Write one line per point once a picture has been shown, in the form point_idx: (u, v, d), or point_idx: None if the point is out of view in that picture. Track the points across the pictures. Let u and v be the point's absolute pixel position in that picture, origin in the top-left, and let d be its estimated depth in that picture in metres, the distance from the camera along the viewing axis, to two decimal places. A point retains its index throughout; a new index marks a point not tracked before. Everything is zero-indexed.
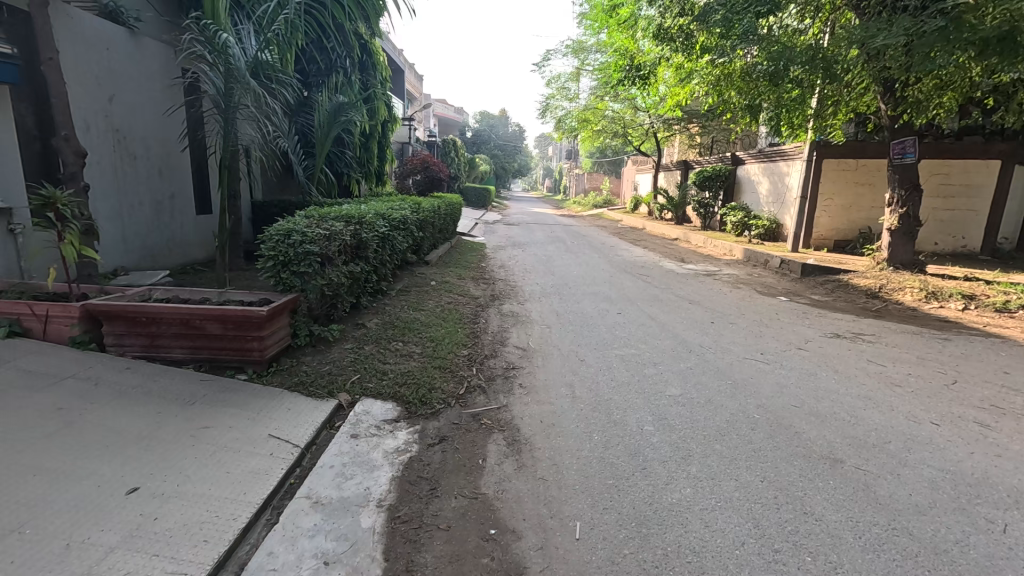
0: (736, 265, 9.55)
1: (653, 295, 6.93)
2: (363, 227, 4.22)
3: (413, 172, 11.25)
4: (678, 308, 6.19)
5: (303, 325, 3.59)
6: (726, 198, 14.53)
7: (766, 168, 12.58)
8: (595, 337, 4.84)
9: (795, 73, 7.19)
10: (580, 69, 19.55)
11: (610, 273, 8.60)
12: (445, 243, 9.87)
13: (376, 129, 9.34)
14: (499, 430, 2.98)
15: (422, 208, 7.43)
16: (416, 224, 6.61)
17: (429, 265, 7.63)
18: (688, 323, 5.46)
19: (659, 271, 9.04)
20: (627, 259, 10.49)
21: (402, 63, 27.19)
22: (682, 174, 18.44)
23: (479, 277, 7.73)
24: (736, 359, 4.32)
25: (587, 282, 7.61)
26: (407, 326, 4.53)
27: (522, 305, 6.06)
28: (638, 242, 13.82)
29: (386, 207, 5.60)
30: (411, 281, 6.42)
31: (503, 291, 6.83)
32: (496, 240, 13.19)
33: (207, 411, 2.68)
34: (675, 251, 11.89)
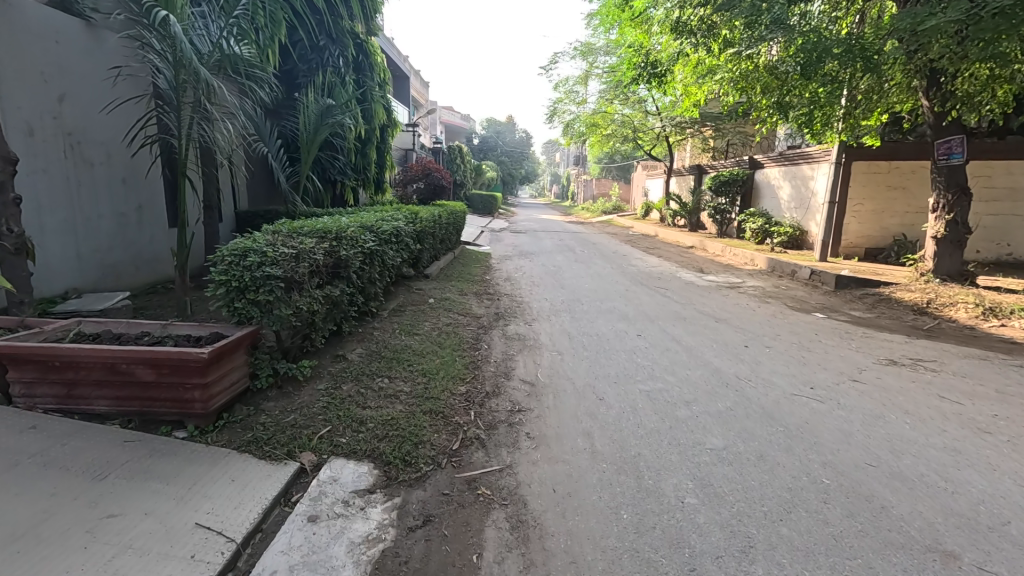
0: (760, 276, 8.87)
1: (675, 312, 6.28)
2: (342, 243, 3.62)
3: (415, 178, 10.64)
4: (705, 328, 5.53)
5: (265, 364, 2.99)
6: (744, 204, 13.83)
7: (788, 172, 11.88)
8: (614, 366, 4.20)
9: (830, 67, 6.56)
10: (589, 71, 18.98)
11: (625, 286, 7.95)
12: (448, 254, 9.28)
13: (373, 133, 8.81)
14: (500, 505, 2.34)
15: (421, 218, 6.84)
16: (412, 236, 6.02)
17: (429, 280, 7.03)
18: (719, 347, 4.80)
19: (678, 284, 8.38)
20: (641, 269, 9.86)
21: (407, 68, 26.84)
22: (696, 179, 17.76)
23: (483, 292, 7.10)
24: (783, 396, 3.66)
25: (601, 298, 6.97)
26: (396, 357, 3.91)
27: (530, 326, 5.43)
28: (652, 251, 13.17)
29: (376, 218, 5.01)
30: (408, 300, 5.81)
31: (509, 309, 6.20)
32: (503, 249, 12.59)
33: (122, 489, 2.08)
34: (692, 260, 11.21)
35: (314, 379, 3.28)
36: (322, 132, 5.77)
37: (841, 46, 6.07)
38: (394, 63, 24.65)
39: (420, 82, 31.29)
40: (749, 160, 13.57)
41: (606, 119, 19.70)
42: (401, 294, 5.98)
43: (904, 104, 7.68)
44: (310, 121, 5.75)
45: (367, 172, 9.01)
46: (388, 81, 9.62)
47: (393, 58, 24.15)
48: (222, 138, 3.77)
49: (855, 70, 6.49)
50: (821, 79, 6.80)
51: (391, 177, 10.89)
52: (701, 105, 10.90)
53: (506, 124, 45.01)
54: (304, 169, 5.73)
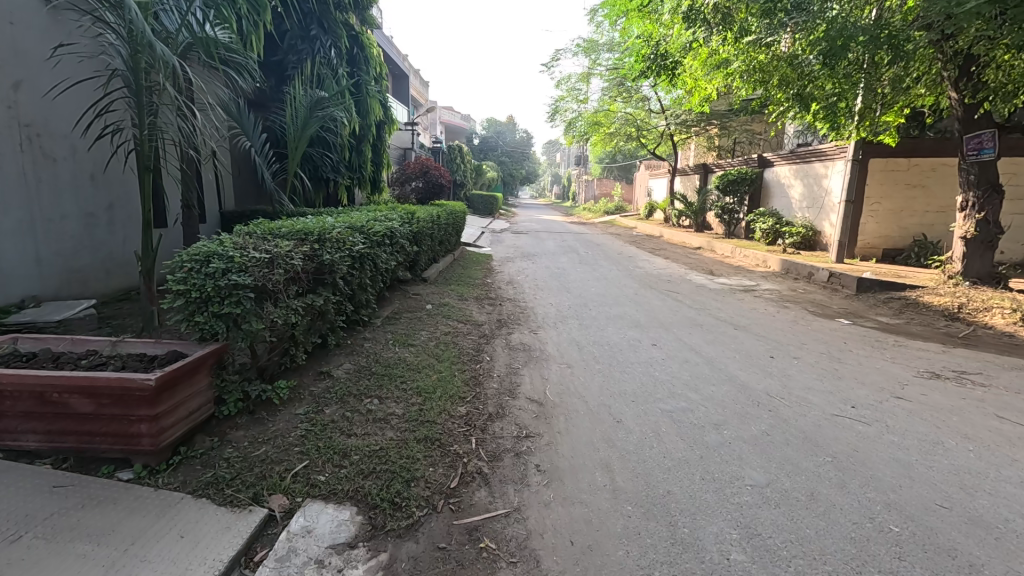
0: (774, 279, 8.47)
1: (690, 318, 5.88)
2: (325, 246, 3.21)
3: (412, 177, 10.18)
4: (724, 337, 5.12)
5: (234, 387, 2.58)
6: (752, 203, 13.42)
7: (799, 170, 11.48)
8: (629, 381, 3.79)
9: (855, 55, 6.19)
10: (591, 69, 18.60)
11: (634, 290, 7.56)
12: (447, 256, 8.89)
13: (368, 129, 8.42)
14: (508, 564, 1.93)
15: (418, 218, 6.43)
16: (408, 238, 5.61)
17: (427, 284, 6.62)
18: (742, 359, 4.40)
19: (688, 287, 7.98)
20: (649, 272, 9.46)
21: (407, 67, 26.48)
22: (701, 178, 17.34)
23: (484, 297, 6.70)
24: (823, 417, 3.25)
25: (610, 303, 6.57)
26: (388, 373, 3.51)
27: (535, 335, 5.02)
28: (658, 252, 12.79)
29: (367, 219, 4.61)
30: (403, 306, 5.40)
31: (512, 315, 5.80)
32: (504, 251, 12.18)
33: (40, 556, 1.68)
34: (701, 262, 10.80)
35: (293, 403, 2.87)
36: (311, 127, 5.37)
37: (867, 31, 5.72)
38: (393, 62, 24.30)
39: (420, 81, 30.93)
40: (758, 158, 13.16)
41: (609, 118, 19.31)
42: (397, 301, 5.57)
43: (935, 90, 7.33)
44: (298, 115, 5.35)
45: (362, 170, 8.62)
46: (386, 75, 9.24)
47: (393, 57, 23.79)
48: (192, 130, 3.36)
49: (883, 54, 6.12)
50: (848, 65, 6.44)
51: (389, 175, 10.50)
52: (713, 100, 10.54)
53: (506, 124, 44.61)
54: (291, 167, 5.32)
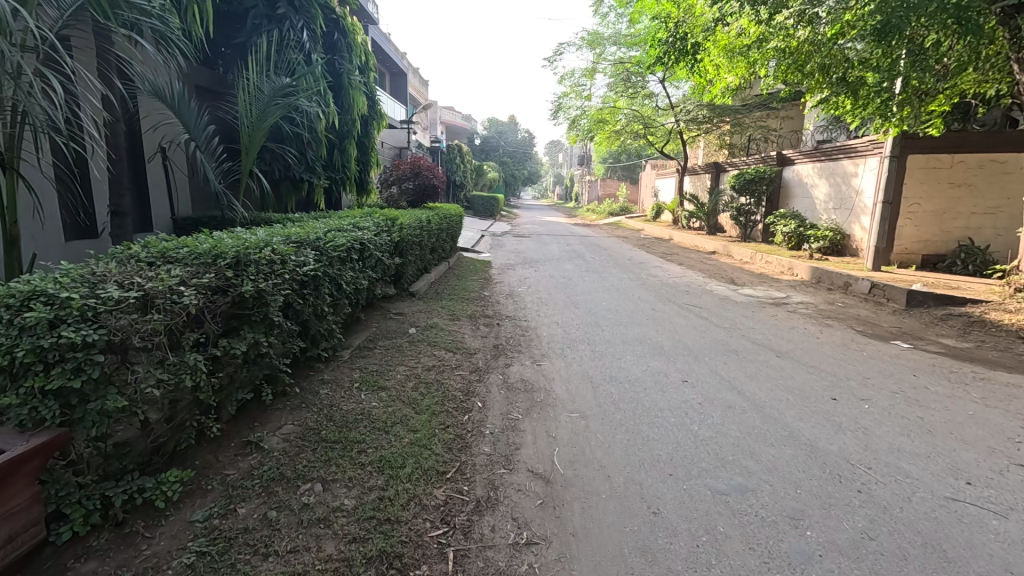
0: (805, 290, 7.58)
1: (721, 342, 4.99)
2: (245, 274, 2.35)
3: (404, 178, 9.20)
4: (767, 369, 4.22)
5: (89, 491, 1.72)
6: (772, 204, 12.50)
7: (825, 169, 10.57)
8: (662, 442, 2.90)
9: (914, 26, 5.34)
10: (596, 64, 17.67)
11: (650, 303, 6.67)
12: (441, 266, 8.03)
13: (350, 124, 7.58)
14: None
15: (402, 221, 5.57)
16: (388, 248, 4.74)
17: (413, 301, 5.76)
18: (799, 402, 3.51)
19: (711, 300, 7.09)
20: (664, 281, 8.57)
21: (405, 65, 25.69)
22: (712, 177, 16.40)
23: (480, 314, 5.83)
24: (933, 501, 2.37)
25: (624, 321, 5.68)
26: (344, 438, 2.62)
27: (538, 367, 4.13)
28: (671, 257, 11.91)
29: (330, 227, 3.76)
30: (382, 332, 4.53)
31: (511, 339, 4.91)
32: (505, 257, 11.28)
33: None
34: (719, 269, 9.90)
35: (190, 503, 2.00)
36: (271, 118, 4.50)
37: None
38: (391, 60, 23.52)
39: (419, 80, 30.11)
40: (777, 155, 12.24)
41: (615, 115, 18.39)
42: (377, 324, 4.69)
43: (999, 75, 6.54)
44: (254, 103, 4.47)
45: (346, 169, 7.79)
46: (370, 66, 8.39)
47: (391, 54, 22.98)
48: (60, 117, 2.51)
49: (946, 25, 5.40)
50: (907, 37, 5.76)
51: (378, 176, 9.63)
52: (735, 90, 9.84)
53: (508, 124, 43.70)
54: (246, 164, 4.46)
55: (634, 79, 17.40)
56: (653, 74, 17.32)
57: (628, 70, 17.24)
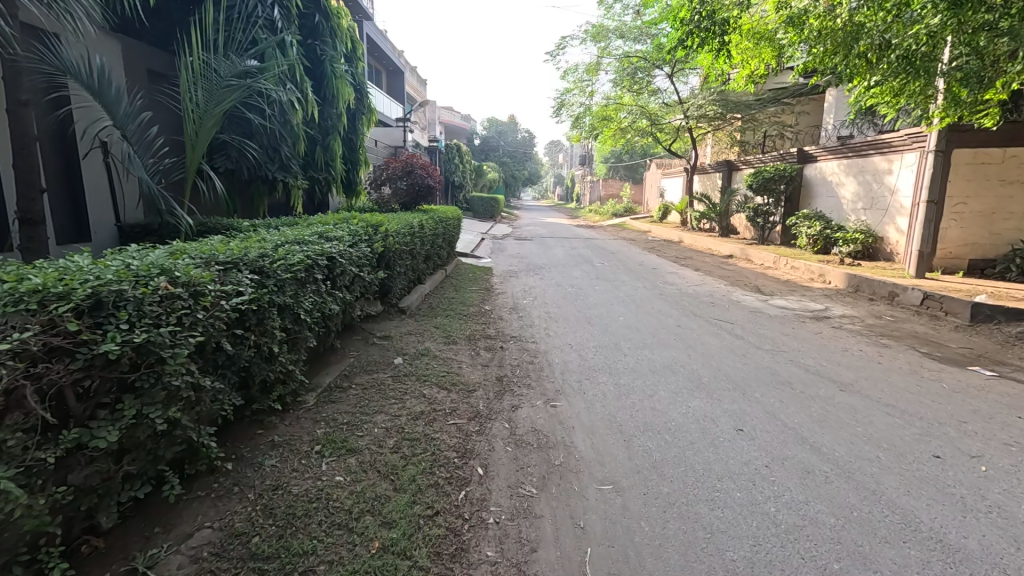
0: (844, 301, 6.77)
1: (769, 370, 4.17)
2: (113, 322, 1.55)
3: (397, 177, 8.37)
4: (836, 410, 3.42)
5: None
6: (792, 204, 11.70)
7: (854, 166, 9.77)
8: (732, 538, 2.10)
9: None
10: (600, 58, 16.86)
11: (672, 319, 5.87)
12: (436, 275, 7.23)
13: (335, 118, 6.82)
14: None
15: (388, 226, 4.76)
16: (369, 260, 3.93)
17: (402, 321, 4.95)
18: (895, 464, 2.70)
19: (740, 314, 6.29)
20: (683, 290, 7.76)
21: (402, 63, 24.88)
22: (724, 176, 15.59)
23: (479, 334, 5.03)
24: None
25: (647, 342, 4.88)
26: (283, 550, 1.81)
27: (553, 411, 3.32)
28: (684, 261, 11.10)
29: (289, 238, 2.97)
30: (362, 364, 3.73)
31: (517, 369, 4.11)
32: (506, 263, 10.48)
33: None
34: (740, 275, 9.09)
35: None
36: (224, 102, 3.68)
37: None
38: (387, 57, 22.74)
39: (416, 79, 29.33)
40: (798, 152, 11.43)
41: (620, 111, 17.65)
42: (357, 354, 3.90)
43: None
44: (202, 85, 3.66)
45: (330, 168, 7.00)
46: (358, 55, 7.63)
47: (387, 51, 22.18)
48: None
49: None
50: (945, 28, 5.42)
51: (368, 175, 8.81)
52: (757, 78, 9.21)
53: (508, 123, 42.91)
54: (191, 160, 3.65)
55: (641, 74, 16.63)
56: (661, 68, 16.54)
57: (634, 64, 16.46)
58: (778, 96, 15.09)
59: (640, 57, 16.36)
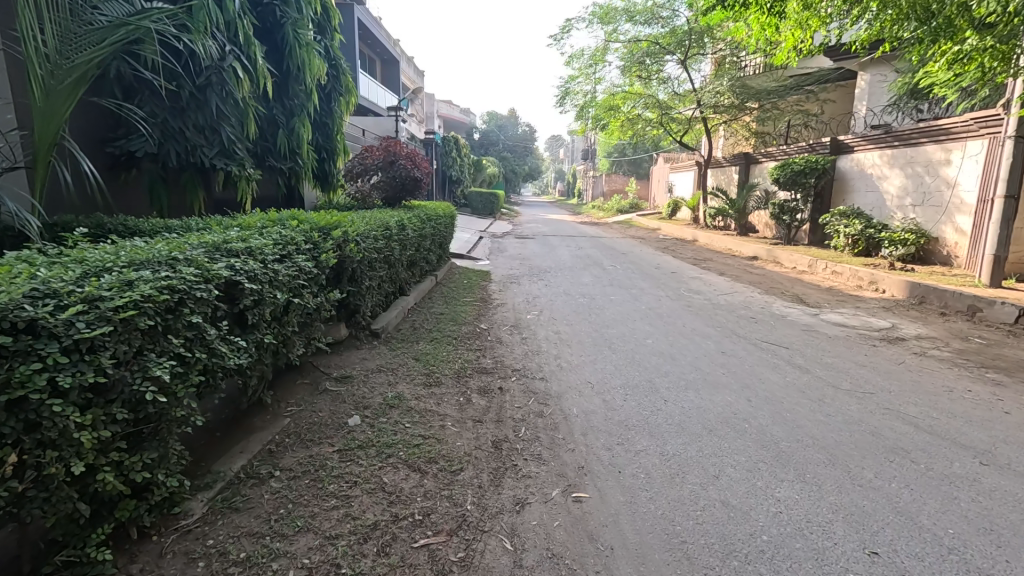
0: (912, 317, 5.64)
1: (865, 427, 3.05)
2: None
3: (375, 166, 7.16)
4: (998, 504, 2.30)
5: None
6: (823, 200, 10.56)
7: (900, 157, 8.73)
8: None
9: None
10: (607, 43, 15.69)
11: (712, 341, 4.73)
12: (424, 284, 6.08)
13: (301, 97, 5.72)
14: None
15: (350, 228, 3.63)
16: (314, 276, 2.79)
17: (371, 353, 3.81)
18: None
19: (791, 333, 5.16)
20: (712, 300, 6.62)
21: (397, 52, 23.70)
22: (741, 170, 14.42)
23: (470, 366, 3.89)
24: None
25: (689, 380, 3.74)
26: None
27: (578, 514, 2.20)
28: (705, 263, 9.96)
29: (154, 254, 1.87)
30: (301, 429, 2.61)
31: (521, 427, 2.98)
32: (506, 265, 9.32)
33: None
34: (774, 282, 7.94)
35: None
36: (89, 53, 2.77)
37: None
38: (381, 44, 21.54)
39: (413, 70, 28.23)
40: (830, 142, 10.31)
41: (627, 101, 16.51)
42: (296, 412, 2.77)
43: None
44: (54, 27, 2.71)
45: (297, 157, 5.91)
46: (334, 24, 6.50)
47: (382, 38, 21.06)
48: None
49: None
50: None
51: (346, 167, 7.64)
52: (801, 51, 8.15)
53: (508, 117, 41.69)
54: (41, 138, 2.71)
55: (651, 61, 15.51)
56: (672, 54, 15.42)
57: (643, 49, 15.33)
58: (800, 83, 13.95)
59: (651, 42, 15.22)
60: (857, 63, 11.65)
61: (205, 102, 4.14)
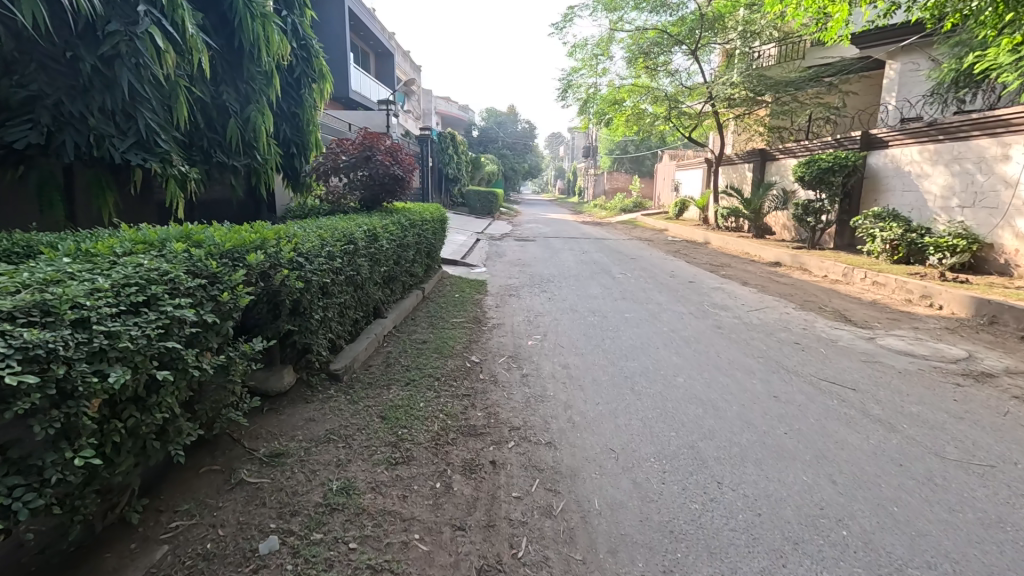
0: (990, 343, 4.70)
1: (1014, 534, 2.12)
2: None
3: (348, 165, 6.10)
4: None
5: None
6: (851, 200, 9.62)
7: (945, 152, 7.81)
8: None
9: None
10: (613, 32, 14.74)
11: (757, 380, 3.81)
12: (406, 304, 5.15)
13: (257, 79, 4.80)
14: None
15: (289, 243, 2.69)
16: (205, 327, 1.84)
17: (321, 410, 2.90)
18: None
19: (849, 365, 4.23)
20: (742, 318, 5.70)
21: (392, 45, 22.83)
22: (755, 168, 13.47)
23: (451, 423, 2.97)
24: None
25: (741, 448, 2.81)
26: None
27: None
28: (724, 270, 9.03)
29: None
30: (178, 572, 1.68)
31: (522, 541, 2.05)
32: (504, 273, 8.38)
33: None
34: (807, 294, 7.02)
35: None
36: None
37: None
38: (374, 38, 20.64)
39: (410, 65, 27.36)
40: (861, 137, 9.37)
41: (633, 95, 15.59)
42: (183, 533, 1.84)
43: None
44: None
45: (254, 152, 4.97)
46: None
47: (375, 30, 20.11)
48: None
49: None
50: None
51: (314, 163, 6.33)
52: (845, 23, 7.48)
53: (508, 113, 40.69)
54: None
55: (657, 51, 14.51)
56: (680, 47, 14.50)
57: (651, 39, 14.37)
58: (820, 74, 12.96)
59: (658, 31, 14.30)
60: (884, 51, 10.70)
61: (114, 79, 3.20)
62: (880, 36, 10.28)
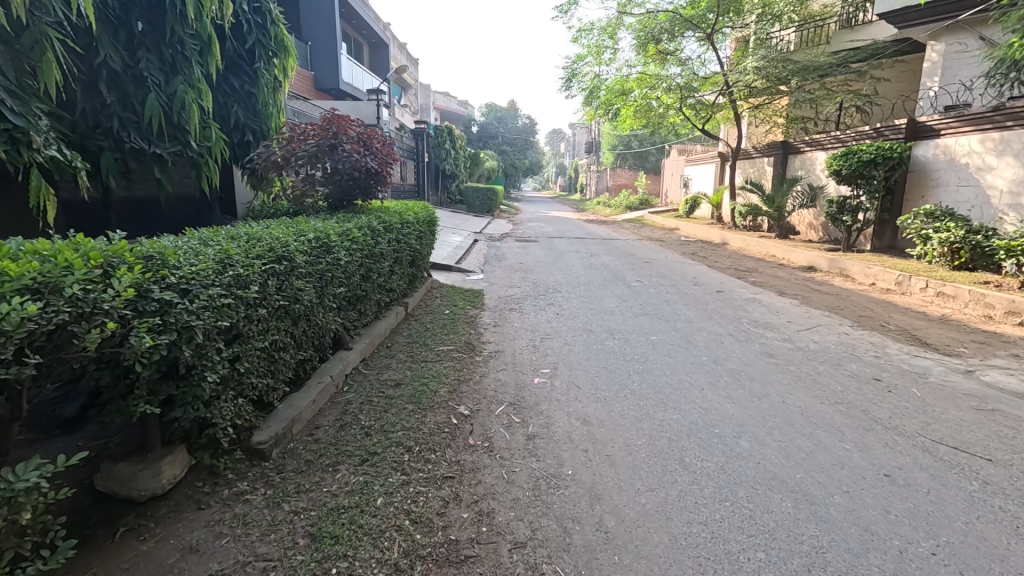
0: None
1: None
2: None
3: (308, 154, 4.95)
4: None
5: None
6: (893, 197, 8.54)
7: (1014, 140, 6.78)
8: None
9: None
10: (621, 15, 13.64)
11: (850, 445, 2.75)
12: (380, 329, 4.12)
13: (189, 45, 3.78)
14: None
15: (148, 274, 1.70)
16: None
17: (212, 528, 1.86)
18: None
19: (960, 414, 3.19)
20: (795, 341, 4.65)
21: (388, 36, 21.74)
22: (776, 162, 12.40)
23: (420, 541, 1.93)
24: None
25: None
26: None
27: None
28: (753, 275, 7.97)
29: None
30: None
31: None
32: (504, 281, 7.32)
33: None
34: (860, 306, 5.96)
35: None
36: None
37: None
38: (368, 27, 19.55)
39: (406, 57, 26.23)
40: (906, 126, 8.29)
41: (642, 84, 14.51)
42: None
43: None
44: None
45: (188, 138, 3.94)
46: None
47: (369, 19, 18.99)
48: None
49: None
50: None
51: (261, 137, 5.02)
52: None
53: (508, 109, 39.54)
54: None
55: (668, 37, 13.40)
56: (693, 32, 13.40)
57: (662, 23, 13.27)
58: (848, 59, 11.91)
59: (670, 14, 13.20)
60: (926, 31, 9.61)
61: None
62: (921, 14, 9.23)
